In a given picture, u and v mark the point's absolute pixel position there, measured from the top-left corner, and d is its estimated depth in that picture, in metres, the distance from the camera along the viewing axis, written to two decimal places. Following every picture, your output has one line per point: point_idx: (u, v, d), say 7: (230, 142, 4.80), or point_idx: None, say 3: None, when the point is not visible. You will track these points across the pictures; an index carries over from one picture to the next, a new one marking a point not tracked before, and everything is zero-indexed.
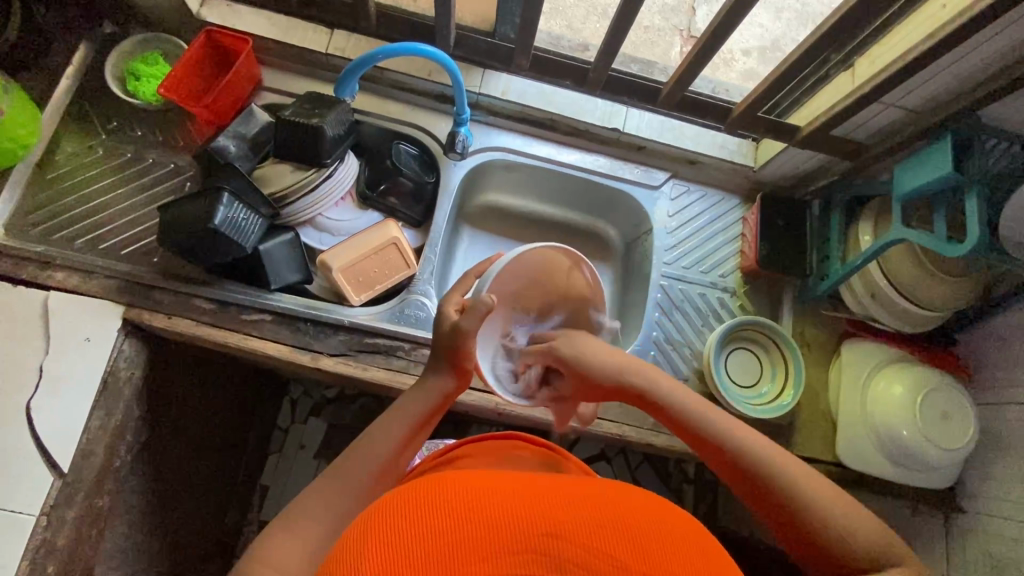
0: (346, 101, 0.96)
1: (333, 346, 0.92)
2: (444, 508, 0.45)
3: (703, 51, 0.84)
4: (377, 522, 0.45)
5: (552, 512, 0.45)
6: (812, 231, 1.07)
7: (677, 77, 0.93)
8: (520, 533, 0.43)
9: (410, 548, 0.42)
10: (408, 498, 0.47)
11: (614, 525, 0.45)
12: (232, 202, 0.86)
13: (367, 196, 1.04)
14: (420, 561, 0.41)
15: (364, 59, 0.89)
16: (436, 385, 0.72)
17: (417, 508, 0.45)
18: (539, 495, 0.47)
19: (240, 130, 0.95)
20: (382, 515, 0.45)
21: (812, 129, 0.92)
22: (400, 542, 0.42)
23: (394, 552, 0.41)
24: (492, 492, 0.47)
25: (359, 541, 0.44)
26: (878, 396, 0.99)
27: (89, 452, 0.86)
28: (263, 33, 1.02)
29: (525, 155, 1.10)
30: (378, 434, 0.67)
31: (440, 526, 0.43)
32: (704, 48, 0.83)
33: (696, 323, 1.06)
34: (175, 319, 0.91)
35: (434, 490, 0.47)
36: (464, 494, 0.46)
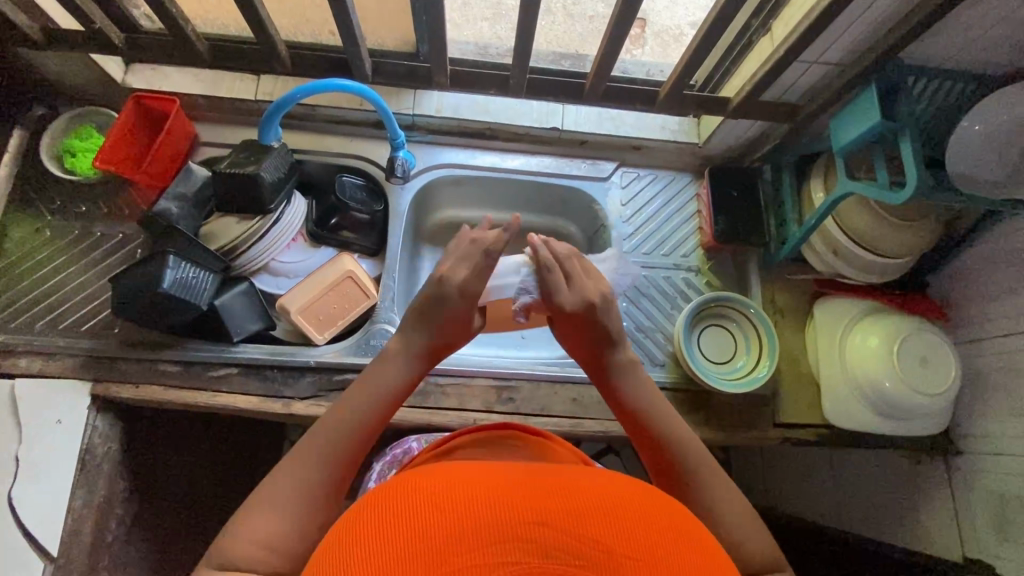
0: (275, 145, 0.96)
1: (303, 389, 0.92)
2: (434, 498, 0.44)
3: (613, 39, 0.83)
4: (369, 513, 0.45)
5: (536, 500, 0.44)
6: (766, 197, 1.07)
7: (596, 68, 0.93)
8: (508, 524, 0.42)
9: (395, 539, 0.41)
10: (382, 498, 0.46)
11: (600, 509, 0.44)
12: (179, 263, 0.87)
13: (318, 234, 1.04)
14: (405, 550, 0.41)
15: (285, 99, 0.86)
16: (383, 379, 0.72)
17: (407, 497, 0.44)
18: (521, 484, 0.46)
19: (180, 190, 0.95)
20: (370, 510, 0.45)
21: (741, 97, 0.92)
22: (386, 534, 0.42)
23: (379, 546, 0.41)
24: (483, 482, 0.46)
25: (349, 536, 0.44)
26: (855, 351, 0.97)
27: (78, 531, 0.87)
28: (191, 90, 1.03)
29: (471, 168, 1.10)
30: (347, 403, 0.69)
31: (429, 515, 0.42)
32: (614, 35, 0.82)
33: (665, 307, 1.05)
34: (143, 387, 0.91)
35: (422, 482, 0.46)
36: (456, 483, 0.46)
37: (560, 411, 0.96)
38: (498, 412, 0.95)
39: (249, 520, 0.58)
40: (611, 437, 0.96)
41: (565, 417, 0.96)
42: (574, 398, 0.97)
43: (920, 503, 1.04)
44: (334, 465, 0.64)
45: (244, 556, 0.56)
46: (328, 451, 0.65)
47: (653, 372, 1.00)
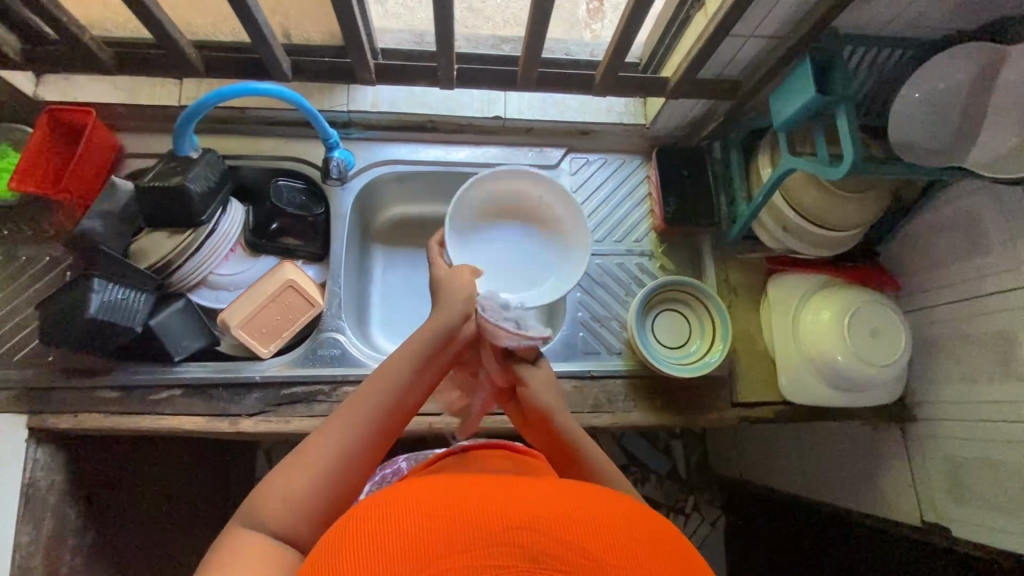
0: (195, 155, 0.91)
1: (252, 406, 0.90)
2: (416, 508, 0.42)
3: (536, 29, 0.78)
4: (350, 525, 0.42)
5: (528, 506, 0.42)
6: (716, 175, 1.05)
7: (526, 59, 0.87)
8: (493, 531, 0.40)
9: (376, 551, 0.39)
10: (378, 501, 0.44)
11: (592, 521, 0.42)
12: (106, 285, 0.83)
13: (257, 243, 1.00)
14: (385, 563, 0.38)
15: (195, 110, 0.78)
16: (425, 341, 0.71)
17: (389, 507, 0.42)
18: (513, 492, 0.44)
19: (103, 207, 0.89)
20: (355, 519, 0.43)
21: (680, 78, 0.89)
22: (369, 546, 0.40)
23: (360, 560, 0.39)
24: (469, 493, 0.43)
25: (331, 547, 0.41)
26: (809, 327, 0.97)
27: (27, 568, 0.84)
28: (109, 99, 0.97)
29: (414, 164, 1.07)
30: (386, 373, 0.67)
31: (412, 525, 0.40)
32: (535, 27, 0.77)
33: (620, 294, 1.04)
34: (84, 416, 0.88)
35: (417, 487, 0.45)
36: (441, 494, 0.43)
37: None
38: (454, 413, 0.94)
39: (287, 476, 0.57)
40: None
41: None
42: None
43: (879, 469, 1.06)
44: (376, 433, 0.63)
45: (271, 516, 0.55)
46: (369, 416, 0.63)
47: (610, 360, 1.00)
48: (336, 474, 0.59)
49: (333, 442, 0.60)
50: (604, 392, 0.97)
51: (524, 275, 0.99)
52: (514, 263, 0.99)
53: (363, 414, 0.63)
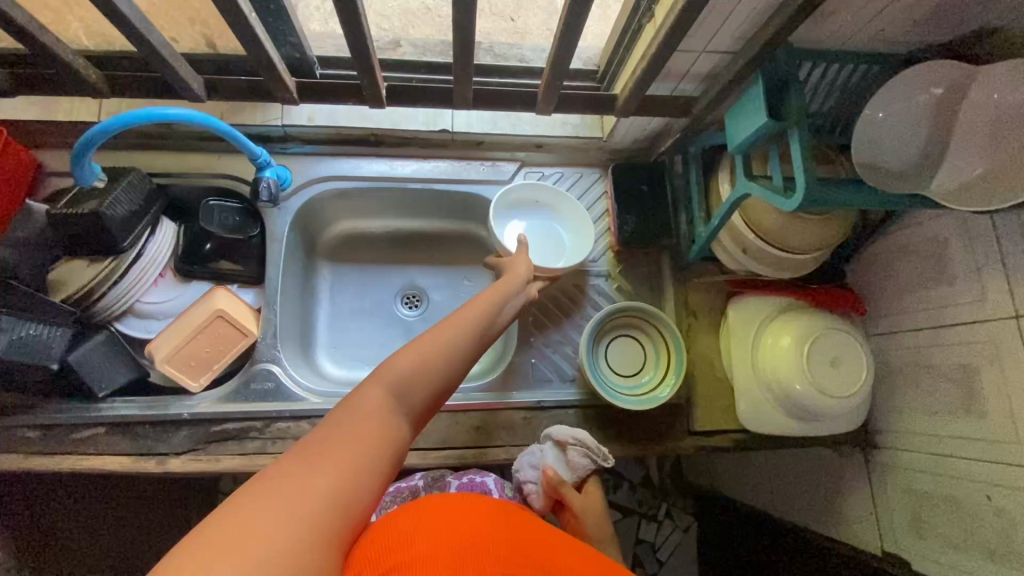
0: (98, 184, 0.84)
1: (179, 444, 0.85)
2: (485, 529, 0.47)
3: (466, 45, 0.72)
4: (426, 516, 0.47)
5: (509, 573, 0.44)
6: (676, 191, 1.00)
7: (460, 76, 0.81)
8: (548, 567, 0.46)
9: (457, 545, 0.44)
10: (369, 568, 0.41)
11: None
12: (13, 322, 0.77)
13: (188, 270, 0.94)
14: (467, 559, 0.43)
15: (90, 140, 0.72)
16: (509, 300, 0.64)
17: (463, 515, 0.48)
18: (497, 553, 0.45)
19: (20, 234, 0.85)
20: (432, 516, 0.47)
21: (628, 95, 0.82)
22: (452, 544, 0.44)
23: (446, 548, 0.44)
24: (523, 526, 0.52)
25: (407, 526, 0.46)
26: (767, 354, 0.92)
27: None
28: (26, 117, 0.91)
29: (357, 180, 1.01)
30: (470, 311, 0.55)
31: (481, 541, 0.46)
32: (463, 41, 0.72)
33: (575, 318, 1.00)
34: (1, 457, 0.83)
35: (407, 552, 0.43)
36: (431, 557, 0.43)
37: (463, 441, 0.91)
38: None
39: (376, 390, 0.45)
40: None
41: (469, 447, 0.91)
42: (477, 426, 0.92)
43: (841, 495, 1.03)
44: (458, 361, 0.51)
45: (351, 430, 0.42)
46: (454, 348, 0.51)
47: (561, 389, 0.96)
48: (396, 418, 0.45)
49: (422, 357, 0.48)
50: (553, 423, 0.93)
51: (543, 255, 0.98)
52: (535, 243, 0.98)
53: (441, 347, 0.50)
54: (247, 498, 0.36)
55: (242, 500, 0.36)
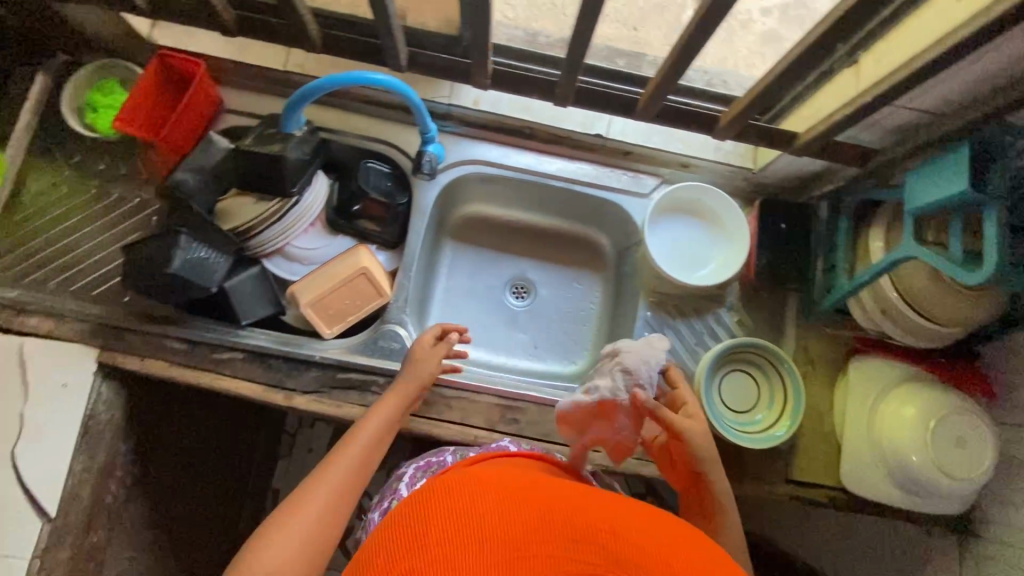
0: (298, 134, 0.91)
1: (307, 384, 0.90)
2: (493, 504, 0.46)
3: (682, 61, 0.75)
4: (438, 503, 0.46)
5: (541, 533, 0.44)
6: (819, 237, 0.98)
7: (655, 88, 0.83)
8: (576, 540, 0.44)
9: (467, 537, 0.43)
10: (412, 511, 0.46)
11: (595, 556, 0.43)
12: (191, 243, 0.84)
13: (337, 222, 0.99)
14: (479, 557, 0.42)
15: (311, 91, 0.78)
16: (388, 411, 0.80)
17: (473, 497, 0.46)
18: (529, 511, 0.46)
19: (198, 162, 0.90)
20: (441, 497, 0.46)
21: (810, 135, 0.81)
22: (460, 535, 0.43)
23: (458, 545, 0.42)
24: (541, 492, 0.49)
25: (418, 516, 0.45)
26: (887, 419, 0.91)
27: (76, 494, 0.88)
28: (219, 53, 0.97)
29: (502, 167, 1.03)
30: (385, 407, 0.80)
31: (492, 527, 0.44)
32: (682, 58, 0.74)
33: (690, 342, 1.00)
34: (149, 361, 0.90)
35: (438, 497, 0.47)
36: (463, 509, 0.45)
37: (565, 438, 0.92)
38: (500, 431, 0.92)
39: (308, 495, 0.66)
40: (612, 472, 0.93)
41: (569, 446, 0.92)
42: None
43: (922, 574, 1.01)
44: (354, 480, 0.71)
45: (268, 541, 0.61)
46: (357, 470, 0.72)
47: None
48: (324, 538, 0.64)
49: (342, 482, 0.69)
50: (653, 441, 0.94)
51: (693, 261, 1.01)
52: (682, 251, 1.01)
53: (347, 473, 0.70)
54: (262, 537, 0.61)
55: (257, 540, 0.61)
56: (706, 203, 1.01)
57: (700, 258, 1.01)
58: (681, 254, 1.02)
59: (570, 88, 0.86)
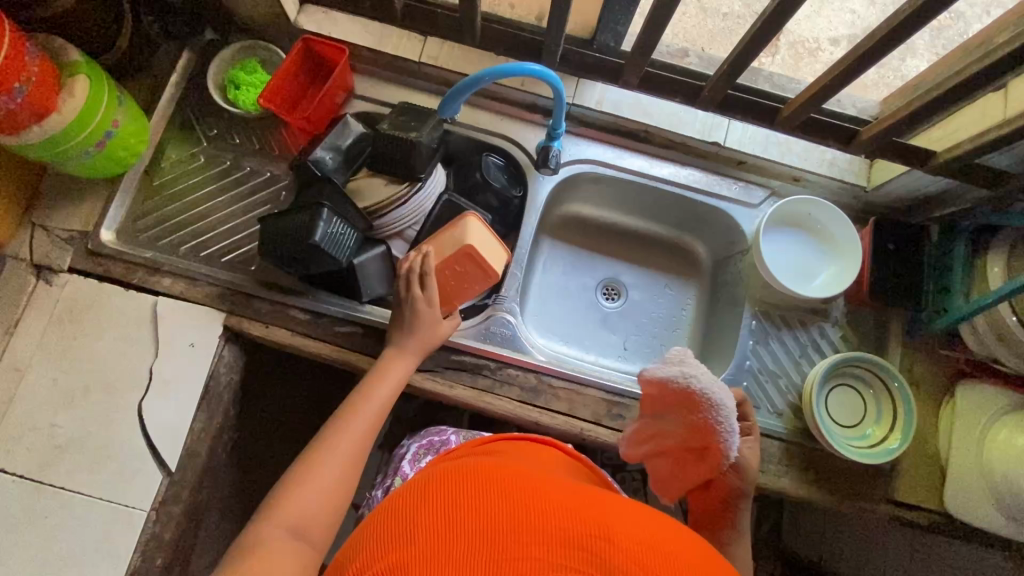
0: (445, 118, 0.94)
1: (422, 362, 0.93)
2: (486, 500, 0.47)
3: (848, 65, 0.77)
4: (427, 495, 0.48)
5: (528, 523, 0.44)
6: (931, 261, 0.98)
7: (805, 98, 0.85)
8: (560, 532, 0.44)
9: (448, 531, 0.44)
10: (418, 492, 0.49)
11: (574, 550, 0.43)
12: (331, 218, 0.87)
13: (456, 209, 1.03)
14: (462, 548, 0.43)
15: (470, 81, 0.78)
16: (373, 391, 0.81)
17: (460, 489, 0.48)
18: (518, 505, 0.46)
19: (336, 142, 0.94)
20: (433, 492, 0.48)
21: (950, 155, 0.82)
22: (445, 529, 0.44)
23: (440, 535, 0.44)
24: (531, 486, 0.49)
25: (408, 505, 0.48)
26: (998, 447, 0.90)
27: (194, 452, 0.91)
28: (358, 41, 1.01)
29: (616, 168, 1.05)
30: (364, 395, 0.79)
31: (478, 518, 0.45)
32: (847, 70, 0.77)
33: (794, 353, 1.00)
34: (272, 328, 0.93)
35: (441, 485, 0.49)
36: (450, 501, 0.47)
37: None
38: (605, 426, 0.93)
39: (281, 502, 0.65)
40: None
41: None
42: None
43: None
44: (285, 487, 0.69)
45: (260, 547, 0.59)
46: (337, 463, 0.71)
47: (769, 418, 0.96)
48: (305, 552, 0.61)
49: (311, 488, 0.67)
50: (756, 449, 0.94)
51: (801, 274, 1.02)
52: (791, 263, 1.02)
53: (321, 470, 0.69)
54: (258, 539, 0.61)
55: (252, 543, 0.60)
56: (811, 214, 1.01)
57: (811, 268, 1.03)
58: (795, 262, 1.03)
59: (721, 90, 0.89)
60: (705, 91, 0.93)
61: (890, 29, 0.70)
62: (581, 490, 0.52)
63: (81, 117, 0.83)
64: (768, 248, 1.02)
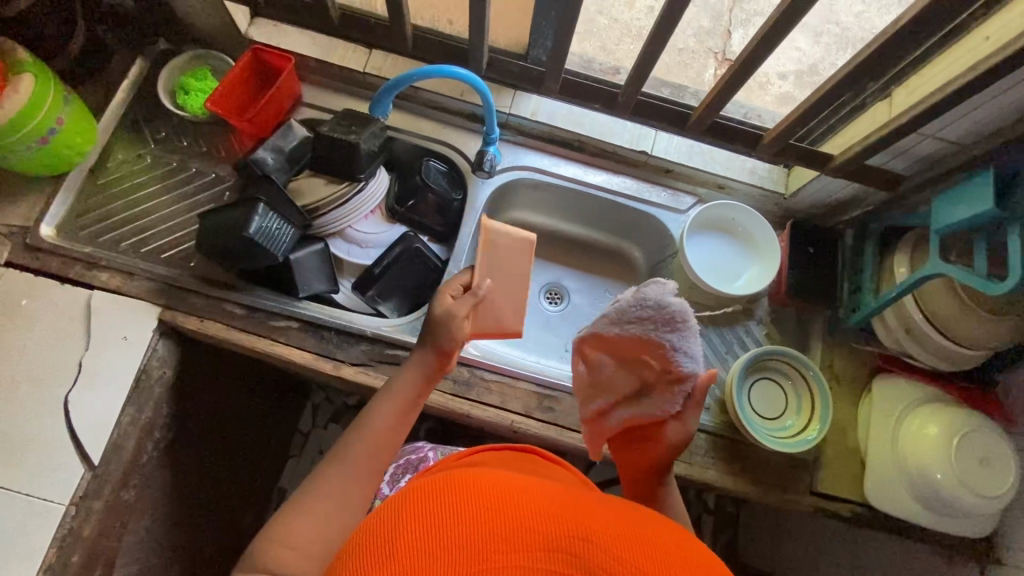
0: (380, 120, 0.98)
1: (355, 356, 0.95)
2: (463, 507, 0.44)
3: (742, 70, 0.83)
4: (400, 512, 0.45)
5: (506, 532, 0.42)
6: (845, 262, 1.04)
7: (709, 101, 0.92)
8: (538, 536, 0.43)
9: (425, 548, 0.42)
10: (387, 516, 0.45)
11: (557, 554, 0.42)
12: (267, 212, 0.90)
13: (396, 210, 1.07)
14: (440, 560, 0.41)
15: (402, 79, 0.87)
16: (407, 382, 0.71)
17: (431, 502, 0.45)
18: (490, 513, 0.44)
19: (278, 144, 0.98)
20: (409, 507, 0.45)
21: (845, 157, 0.89)
22: (421, 545, 0.42)
23: (416, 553, 0.41)
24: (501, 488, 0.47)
25: (381, 528, 0.45)
26: (911, 438, 0.94)
27: (119, 446, 0.90)
28: (306, 52, 1.07)
29: (552, 175, 1.10)
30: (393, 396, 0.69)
31: (460, 530, 0.42)
32: (734, 77, 0.83)
33: (720, 350, 1.04)
34: (206, 323, 0.94)
35: (409, 504, 0.45)
36: (422, 518, 0.44)
37: None
38: (536, 418, 0.95)
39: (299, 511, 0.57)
40: None
41: None
42: None
43: None
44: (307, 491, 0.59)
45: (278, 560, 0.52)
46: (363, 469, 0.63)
47: None
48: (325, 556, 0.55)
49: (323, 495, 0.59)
50: None
51: (727, 275, 1.07)
52: (716, 264, 1.08)
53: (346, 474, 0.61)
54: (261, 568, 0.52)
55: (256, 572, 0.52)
56: (735, 219, 1.07)
57: (737, 270, 1.08)
58: (721, 263, 1.08)
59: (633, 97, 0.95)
60: (620, 97, 0.98)
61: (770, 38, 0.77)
62: (554, 491, 0.50)
63: (23, 114, 0.85)
64: (695, 249, 1.07)
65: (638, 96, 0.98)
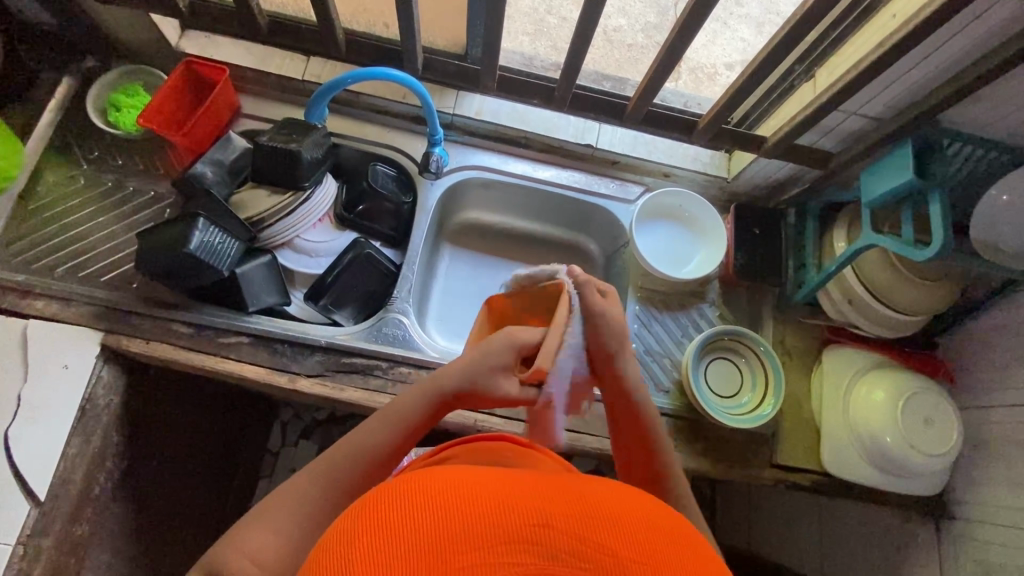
0: (319, 126, 0.98)
1: (310, 367, 0.93)
2: (426, 509, 0.39)
3: (668, 57, 0.86)
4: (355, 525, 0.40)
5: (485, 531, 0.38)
6: (788, 239, 1.07)
7: (643, 88, 0.94)
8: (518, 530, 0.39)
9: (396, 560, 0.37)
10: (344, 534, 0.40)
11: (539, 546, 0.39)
12: (208, 226, 0.87)
13: (345, 217, 1.05)
14: (399, 561, 0.37)
15: (337, 82, 0.91)
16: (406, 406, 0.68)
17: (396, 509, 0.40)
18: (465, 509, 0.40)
19: (217, 157, 0.97)
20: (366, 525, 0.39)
21: (776, 139, 0.92)
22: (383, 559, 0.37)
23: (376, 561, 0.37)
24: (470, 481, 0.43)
25: (335, 544, 0.40)
26: (860, 404, 0.97)
27: (67, 480, 0.87)
28: (240, 62, 1.06)
29: (501, 173, 1.11)
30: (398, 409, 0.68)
31: (432, 535, 0.38)
32: (665, 59, 0.86)
33: (676, 334, 1.06)
34: (154, 344, 0.92)
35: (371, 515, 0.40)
36: (389, 528, 0.39)
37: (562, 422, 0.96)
38: (499, 415, 0.95)
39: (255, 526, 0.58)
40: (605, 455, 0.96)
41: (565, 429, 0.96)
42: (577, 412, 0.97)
43: None
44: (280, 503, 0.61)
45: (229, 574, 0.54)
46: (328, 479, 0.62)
47: (656, 396, 1.00)
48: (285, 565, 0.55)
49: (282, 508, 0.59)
50: None
51: (676, 261, 1.09)
52: (665, 251, 1.10)
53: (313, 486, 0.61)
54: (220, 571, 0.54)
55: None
56: (680, 206, 1.10)
57: (684, 257, 1.10)
58: (668, 251, 1.10)
59: (569, 90, 0.97)
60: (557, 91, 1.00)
61: (690, 26, 0.80)
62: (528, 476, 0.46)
63: None
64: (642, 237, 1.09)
65: (574, 90, 1.00)
